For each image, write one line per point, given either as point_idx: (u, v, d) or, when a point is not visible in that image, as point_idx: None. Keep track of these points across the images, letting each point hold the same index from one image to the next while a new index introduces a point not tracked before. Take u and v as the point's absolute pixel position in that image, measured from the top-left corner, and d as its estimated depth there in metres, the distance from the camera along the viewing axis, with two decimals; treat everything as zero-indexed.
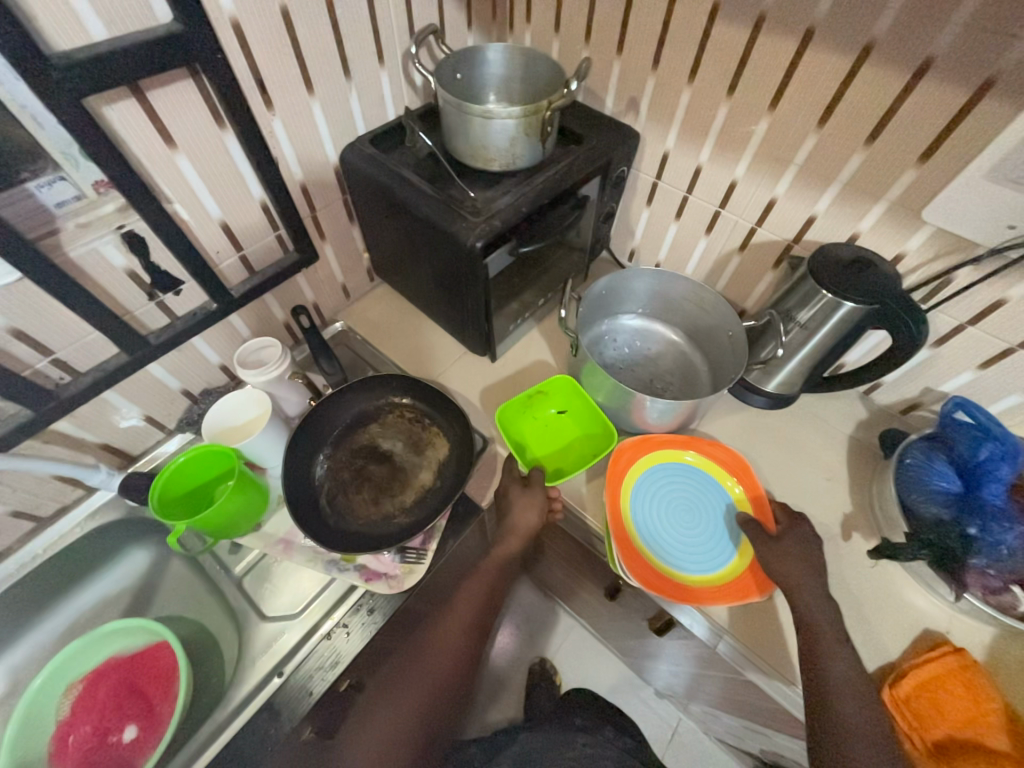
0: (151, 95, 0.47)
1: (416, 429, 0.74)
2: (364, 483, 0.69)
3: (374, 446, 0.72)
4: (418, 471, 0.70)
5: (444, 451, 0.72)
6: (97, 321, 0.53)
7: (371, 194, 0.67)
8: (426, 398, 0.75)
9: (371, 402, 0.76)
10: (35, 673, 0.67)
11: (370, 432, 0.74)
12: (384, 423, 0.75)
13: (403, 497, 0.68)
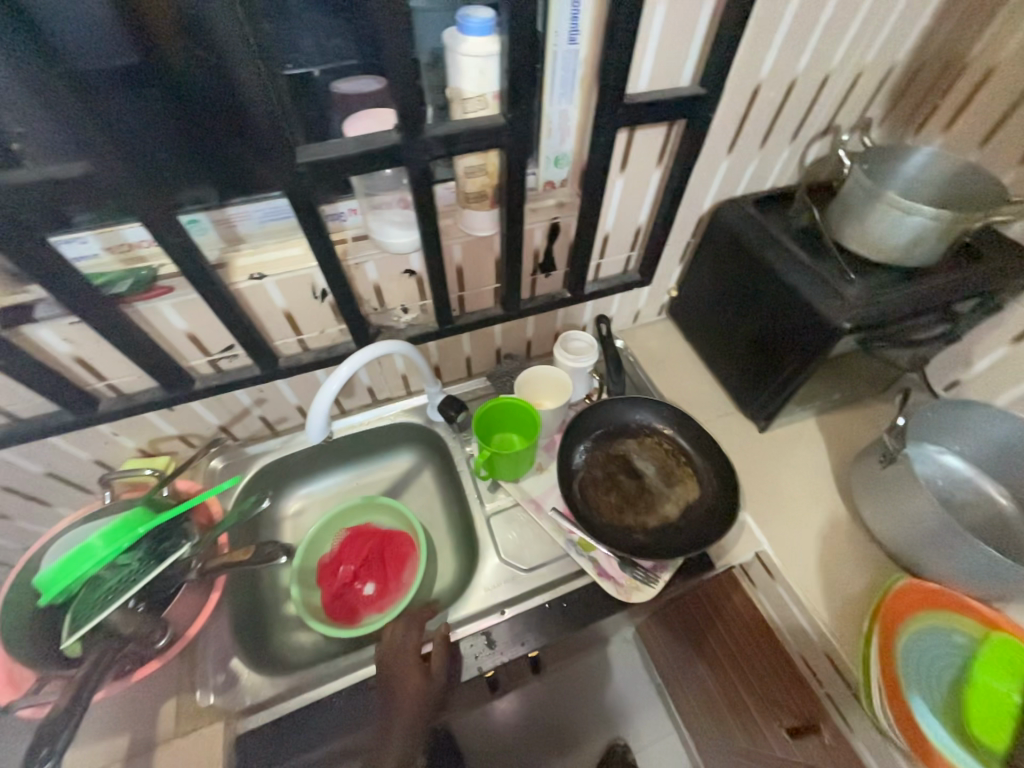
0: (636, 134, 0.60)
1: (670, 462, 0.77)
2: (614, 487, 0.74)
3: (628, 460, 0.77)
4: (664, 501, 0.73)
5: (694, 495, 0.73)
6: (505, 280, 0.68)
7: (732, 247, 0.73)
8: (691, 438, 0.77)
9: (635, 418, 0.80)
10: (320, 505, 0.86)
11: (627, 445, 0.78)
12: (641, 443, 0.79)
13: (646, 519, 0.71)
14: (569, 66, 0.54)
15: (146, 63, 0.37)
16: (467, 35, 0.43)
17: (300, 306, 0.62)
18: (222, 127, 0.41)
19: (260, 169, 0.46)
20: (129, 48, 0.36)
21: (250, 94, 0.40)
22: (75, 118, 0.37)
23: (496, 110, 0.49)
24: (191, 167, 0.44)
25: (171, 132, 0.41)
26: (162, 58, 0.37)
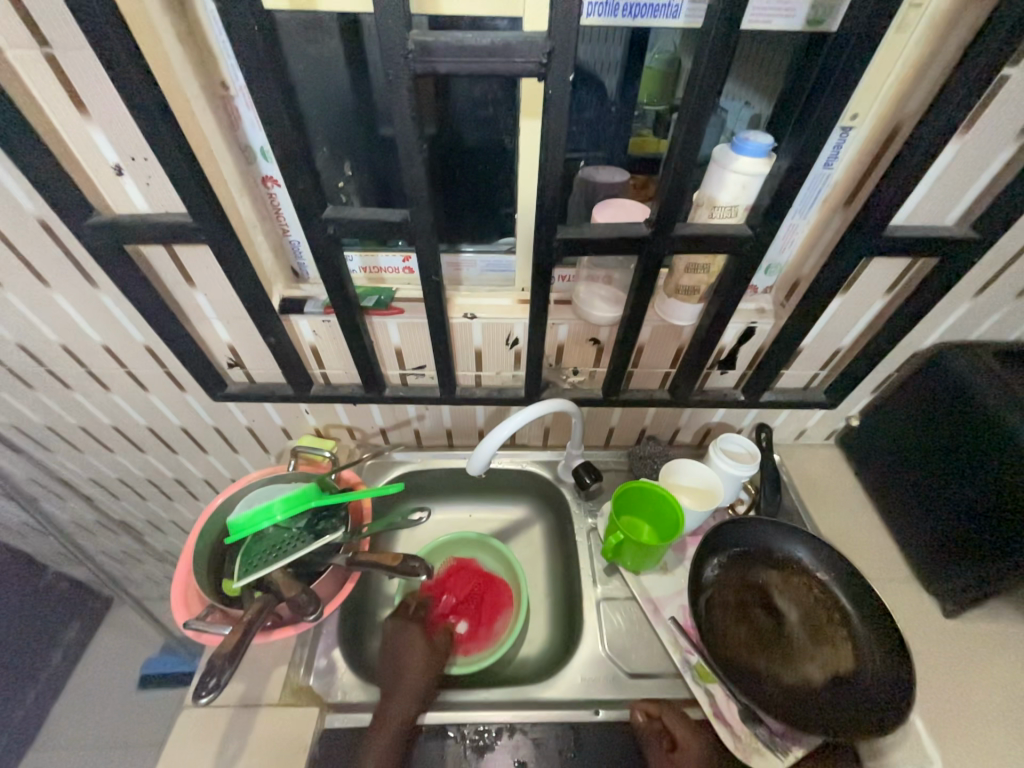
0: (872, 263, 0.57)
1: (819, 613, 0.66)
2: (747, 619, 0.65)
3: (769, 593, 0.68)
4: (805, 658, 0.63)
5: (846, 663, 0.62)
6: (685, 370, 0.68)
7: (956, 395, 0.64)
8: (854, 595, 0.66)
9: (785, 547, 0.71)
10: (434, 526, 0.89)
11: (769, 576, 0.69)
12: (786, 577, 0.69)
13: (781, 671, 0.62)
14: (816, 187, 0.53)
15: (440, 134, 0.55)
16: (741, 154, 0.46)
17: (491, 348, 0.69)
18: (470, 183, 0.58)
19: (480, 212, 0.61)
20: (433, 122, 0.54)
21: (502, 166, 0.56)
22: (385, 168, 0.57)
23: (742, 220, 0.51)
24: (445, 210, 0.60)
25: (441, 182, 0.58)
26: (457, 127, 0.54)
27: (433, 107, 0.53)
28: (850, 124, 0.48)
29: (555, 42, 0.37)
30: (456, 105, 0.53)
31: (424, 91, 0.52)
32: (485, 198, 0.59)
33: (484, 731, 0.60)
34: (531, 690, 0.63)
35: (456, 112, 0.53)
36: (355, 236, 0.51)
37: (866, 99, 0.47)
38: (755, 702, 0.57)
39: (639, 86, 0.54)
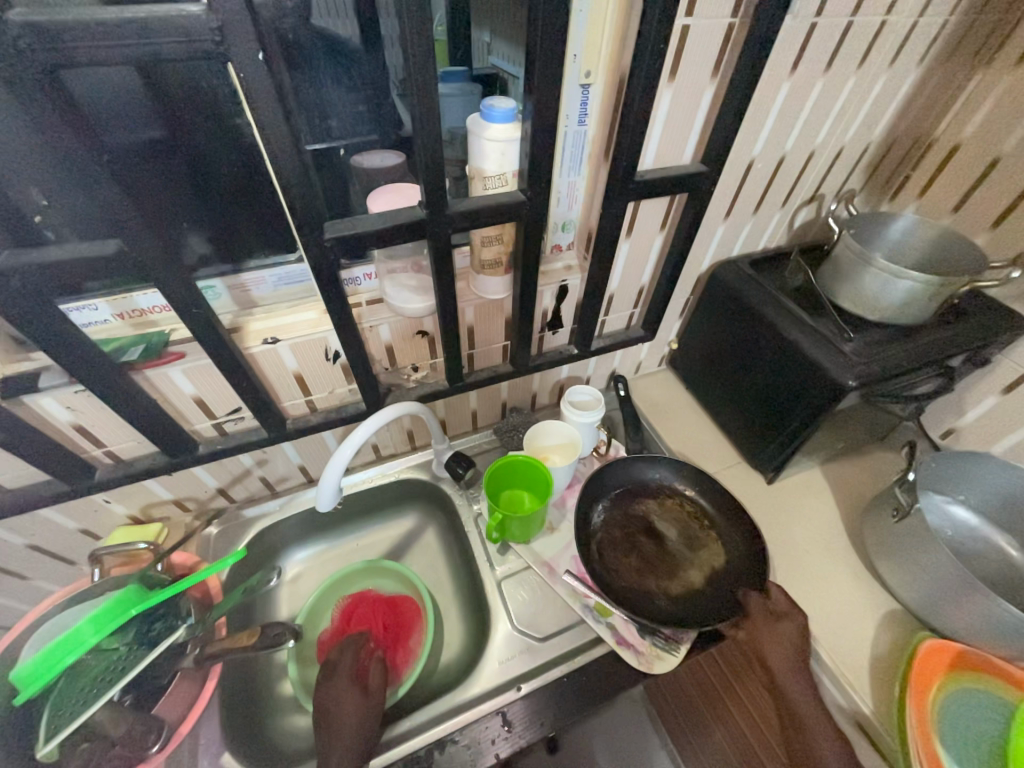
0: (642, 205, 0.63)
1: (692, 524, 0.74)
2: (634, 551, 0.71)
3: (649, 520, 0.75)
4: (688, 567, 0.70)
5: (719, 559, 0.71)
6: (517, 340, 0.69)
7: (732, 303, 0.76)
8: (714, 498, 0.75)
9: (654, 474, 0.79)
10: (320, 572, 0.82)
11: (647, 506, 0.76)
12: (661, 500, 0.77)
13: (670, 584, 0.69)
14: (578, 143, 0.57)
15: (169, 137, 0.40)
16: (490, 122, 0.46)
17: (312, 368, 0.62)
18: (234, 191, 0.46)
19: (252, 229, 0.50)
20: (154, 124, 0.39)
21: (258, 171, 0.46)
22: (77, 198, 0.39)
23: (514, 185, 0.51)
24: (213, 233, 0.48)
25: (194, 200, 0.45)
26: (185, 130, 0.40)
27: (145, 106, 0.38)
28: (587, 81, 0.51)
29: (224, 15, 0.31)
30: (174, 95, 0.39)
31: (122, 87, 0.37)
32: (259, 208, 0.49)
33: (416, 759, 0.57)
34: (456, 695, 0.62)
35: (174, 103, 0.39)
36: (61, 282, 0.40)
37: (593, 55, 0.50)
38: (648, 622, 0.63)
39: (395, 57, 0.50)
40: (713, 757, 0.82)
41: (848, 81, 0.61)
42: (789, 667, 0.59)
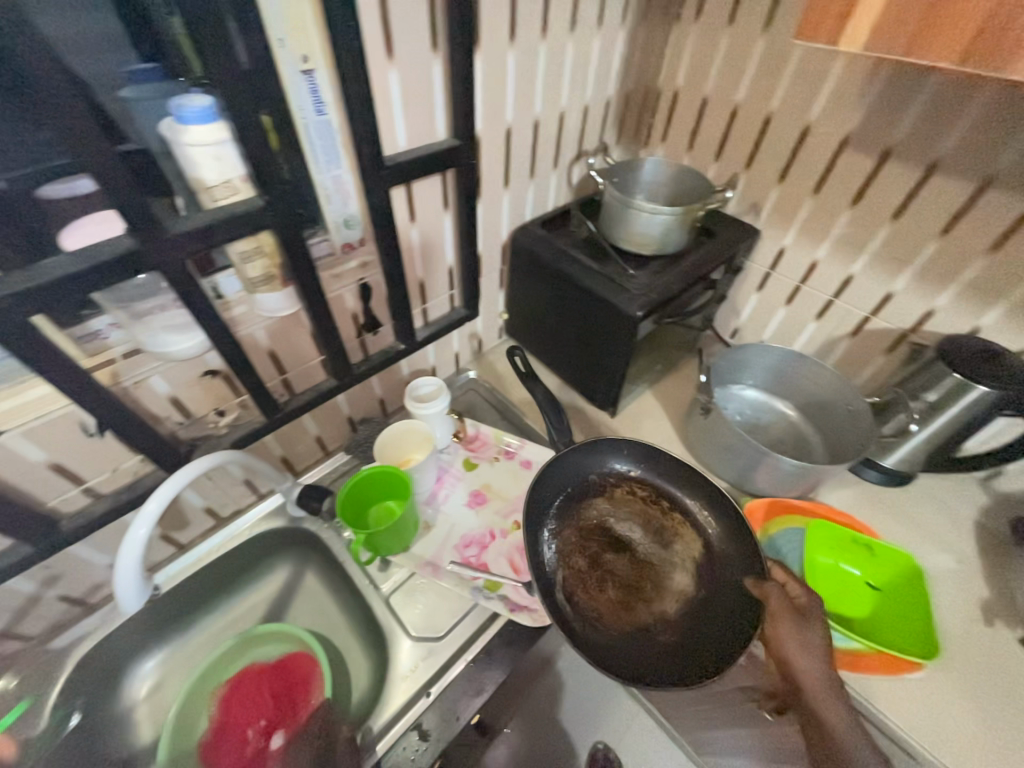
0: (415, 186, 0.62)
1: (651, 516, 0.73)
2: (610, 578, 0.67)
3: (608, 530, 0.71)
4: (670, 571, 0.68)
5: (693, 546, 0.70)
6: (331, 352, 0.65)
7: (536, 264, 0.80)
8: (660, 475, 0.75)
9: (594, 472, 0.76)
10: (185, 670, 0.70)
11: (600, 509, 0.73)
12: (614, 505, 0.73)
13: (657, 600, 0.66)
14: (325, 134, 0.51)
15: None
16: (187, 124, 0.40)
17: (72, 452, 0.51)
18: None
19: None
20: None
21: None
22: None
23: (250, 190, 0.46)
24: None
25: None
26: None
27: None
28: (307, 65, 0.47)
29: None
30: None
31: None
32: None
33: None
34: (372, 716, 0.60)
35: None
36: None
37: (302, 34, 0.45)
38: (657, 664, 0.59)
39: None
40: None
41: (567, 44, 0.67)
42: (823, 687, 0.52)
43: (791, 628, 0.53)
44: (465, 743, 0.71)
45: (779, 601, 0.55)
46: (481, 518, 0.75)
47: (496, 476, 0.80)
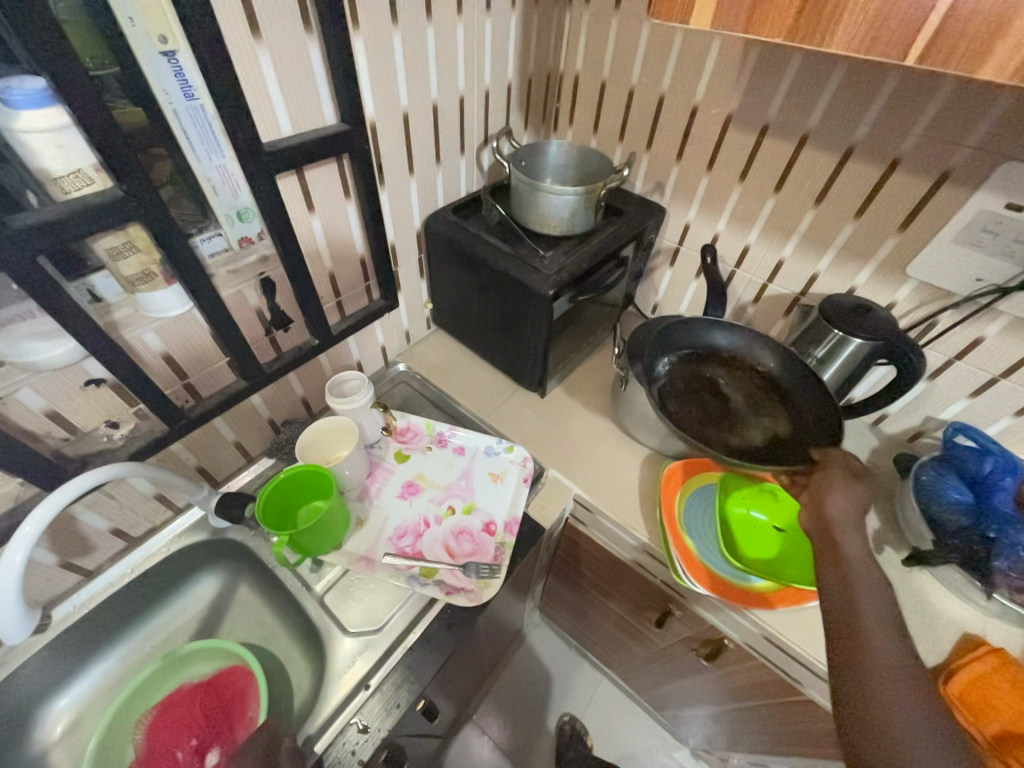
0: (308, 175, 0.61)
1: (759, 394, 0.77)
2: (695, 404, 0.75)
3: (714, 381, 0.78)
4: (750, 425, 0.73)
5: (782, 425, 0.72)
6: (234, 351, 0.62)
7: (451, 251, 0.80)
8: (793, 374, 0.76)
9: (728, 345, 0.82)
10: (105, 702, 0.66)
11: (717, 372, 0.80)
12: (731, 376, 0.79)
13: (725, 433, 0.71)
14: (201, 120, 0.48)
15: None
16: (16, 109, 0.37)
17: None
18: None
19: None
20: None
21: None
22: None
23: (109, 181, 0.43)
24: None
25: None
26: None
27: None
28: (168, 47, 0.43)
29: None
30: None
31: None
32: None
33: None
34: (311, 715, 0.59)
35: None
36: None
37: (157, 15, 0.41)
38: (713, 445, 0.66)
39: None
40: (593, 608, 1.05)
41: (456, 26, 0.67)
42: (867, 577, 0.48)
43: (840, 484, 0.54)
44: (415, 729, 0.71)
45: (837, 468, 0.55)
46: (415, 507, 0.75)
47: (428, 465, 0.80)
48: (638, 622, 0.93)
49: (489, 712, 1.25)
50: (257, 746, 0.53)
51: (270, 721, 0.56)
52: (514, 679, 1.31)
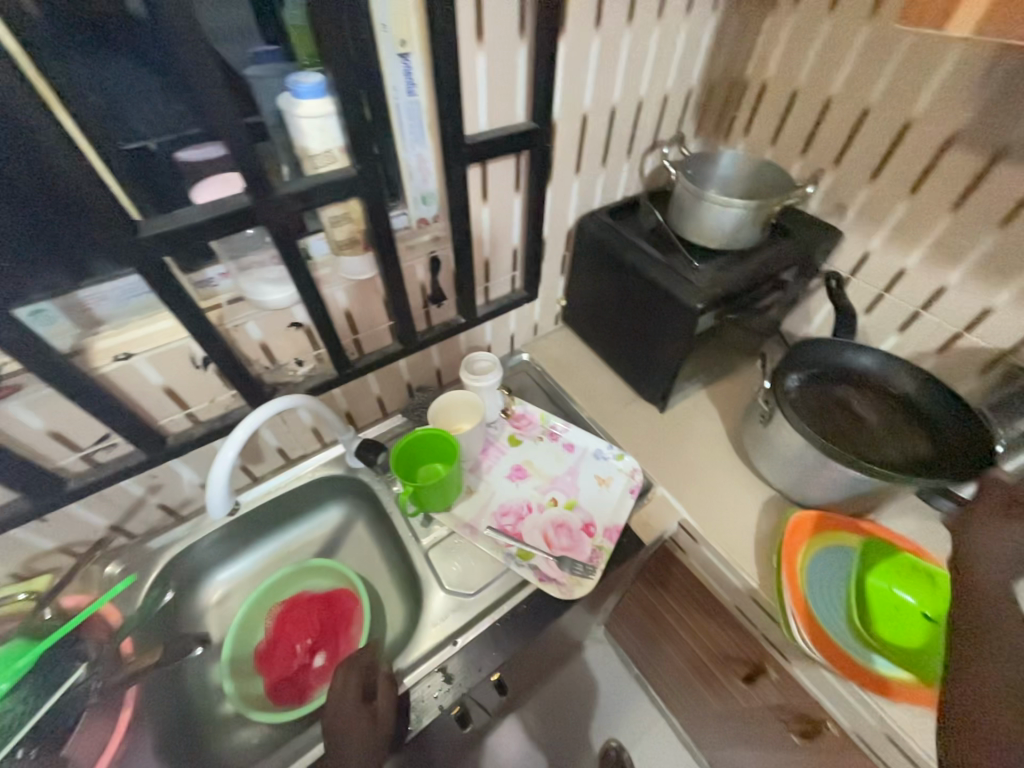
0: (489, 168, 0.66)
1: (896, 418, 0.71)
2: (824, 419, 0.71)
3: (846, 403, 0.73)
4: (885, 449, 0.68)
5: (923, 451, 0.67)
6: (398, 317, 0.70)
7: (600, 252, 0.81)
8: (935, 401, 0.69)
9: (864, 366, 0.75)
10: (248, 587, 0.79)
11: (847, 392, 0.74)
12: (864, 393, 0.74)
13: (861, 454, 0.67)
14: (414, 114, 0.56)
15: None
16: (301, 99, 0.46)
17: (181, 380, 0.60)
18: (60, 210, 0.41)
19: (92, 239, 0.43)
20: None
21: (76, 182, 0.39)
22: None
23: (346, 160, 0.51)
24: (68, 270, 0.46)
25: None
26: None
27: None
28: (405, 49, 0.51)
29: None
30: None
31: None
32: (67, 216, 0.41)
33: None
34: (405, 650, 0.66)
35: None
36: None
37: (404, 23, 0.49)
38: (861, 462, 0.61)
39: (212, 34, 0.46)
40: (671, 641, 0.99)
41: (653, 31, 0.67)
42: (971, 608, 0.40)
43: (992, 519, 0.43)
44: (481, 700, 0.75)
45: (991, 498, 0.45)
46: (520, 491, 0.78)
47: (537, 454, 0.83)
48: (719, 671, 0.86)
49: (536, 708, 1.26)
50: (361, 661, 0.59)
51: (372, 647, 0.62)
52: (566, 686, 1.30)
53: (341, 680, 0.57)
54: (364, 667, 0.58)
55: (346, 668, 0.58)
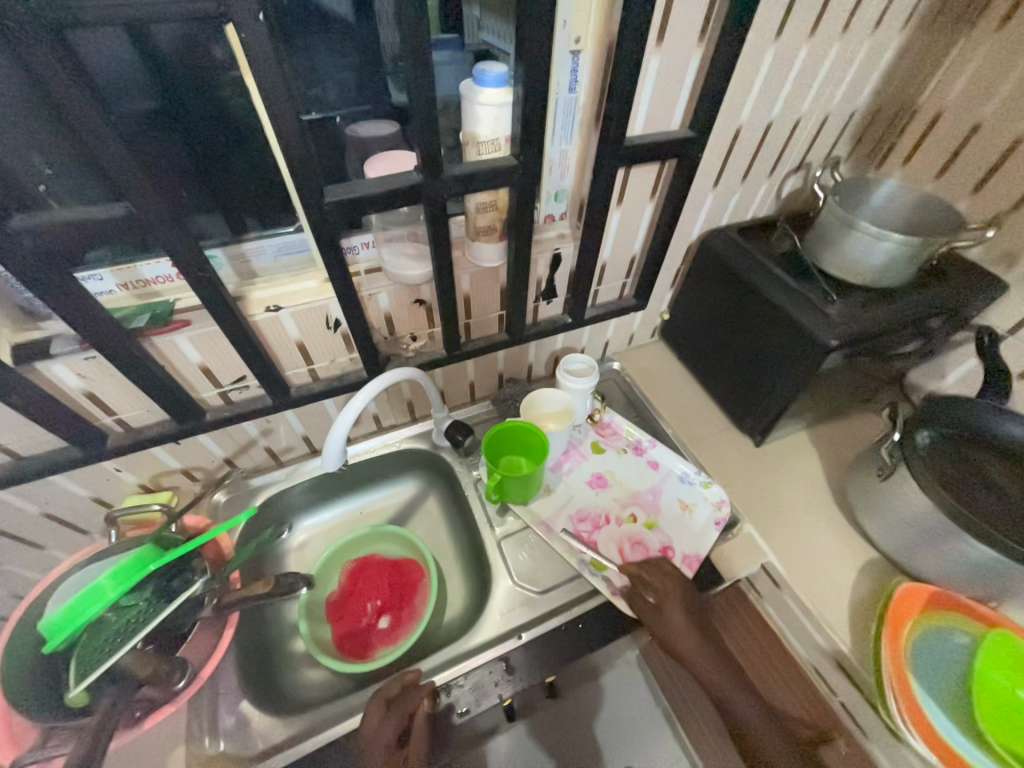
0: (632, 171, 0.65)
1: None
2: (952, 483, 0.64)
3: (981, 471, 0.65)
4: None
5: None
6: (513, 309, 0.71)
7: (722, 270, 0.78)
8: None
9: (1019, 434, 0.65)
10: (325, 539, 0.84)
11: (983, 459, 0.66)
12: (1008, 460, 0.65)
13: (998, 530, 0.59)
14: (570, 111, 0.56)
15: (165, 107, 0.43)
16: (484, 87, 0.48)
17: (313, 337, 0.64)
18: (232, 158, 0.48)
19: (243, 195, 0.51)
20: (150, 93, 0.42)
21: (249, 131, 0.47)
22: (95, 183, 0.43)
23: (508, 150, 0.52)
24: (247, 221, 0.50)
25: (167, 162, 0.45)
26: (177, 100, 0.43)
27: (142, 78, 0.40)
28: (578, 47, 0.51)
29: None
30: (168, 67, 0.41)
31: (124, 59, 0.39)
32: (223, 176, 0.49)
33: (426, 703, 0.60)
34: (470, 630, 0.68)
35: (169, 73, 0.42)
36: (64, 252, 0.41)
37: (584, 21, 0.50)
38: (998, 539, 0.55)
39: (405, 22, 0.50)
40: None
41: (832, 46, 0.63)
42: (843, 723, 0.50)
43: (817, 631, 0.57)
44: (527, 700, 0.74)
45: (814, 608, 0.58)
46: (599, 499, 0.78)
47: (619, 466, 0.81)
48: None
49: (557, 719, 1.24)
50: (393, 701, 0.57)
51: (416, 678, 0.59)
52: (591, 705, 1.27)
53: (377, 721, 0.55)
54: (404, 713, 0.56)
55: (385, 710, 0.56)
